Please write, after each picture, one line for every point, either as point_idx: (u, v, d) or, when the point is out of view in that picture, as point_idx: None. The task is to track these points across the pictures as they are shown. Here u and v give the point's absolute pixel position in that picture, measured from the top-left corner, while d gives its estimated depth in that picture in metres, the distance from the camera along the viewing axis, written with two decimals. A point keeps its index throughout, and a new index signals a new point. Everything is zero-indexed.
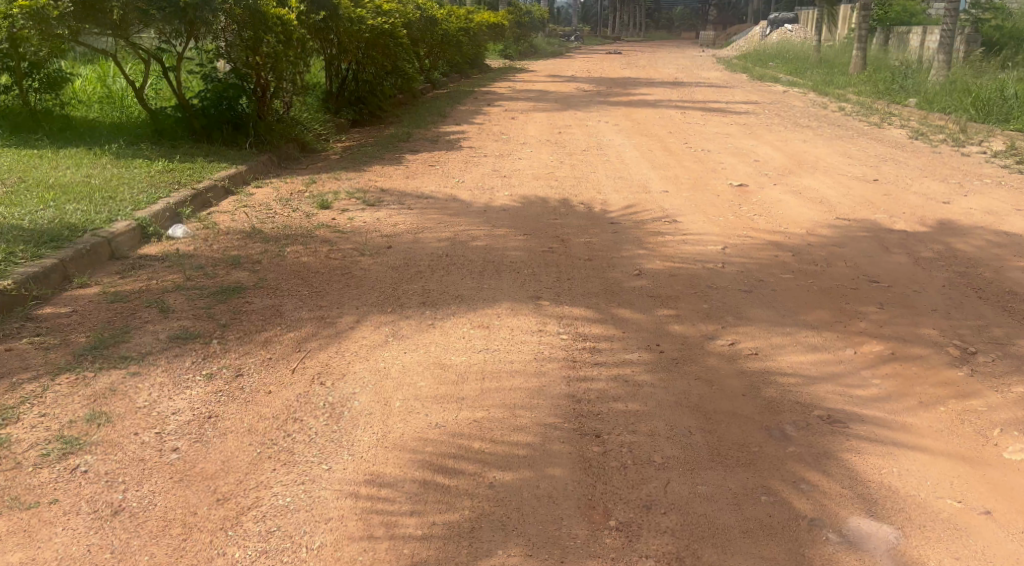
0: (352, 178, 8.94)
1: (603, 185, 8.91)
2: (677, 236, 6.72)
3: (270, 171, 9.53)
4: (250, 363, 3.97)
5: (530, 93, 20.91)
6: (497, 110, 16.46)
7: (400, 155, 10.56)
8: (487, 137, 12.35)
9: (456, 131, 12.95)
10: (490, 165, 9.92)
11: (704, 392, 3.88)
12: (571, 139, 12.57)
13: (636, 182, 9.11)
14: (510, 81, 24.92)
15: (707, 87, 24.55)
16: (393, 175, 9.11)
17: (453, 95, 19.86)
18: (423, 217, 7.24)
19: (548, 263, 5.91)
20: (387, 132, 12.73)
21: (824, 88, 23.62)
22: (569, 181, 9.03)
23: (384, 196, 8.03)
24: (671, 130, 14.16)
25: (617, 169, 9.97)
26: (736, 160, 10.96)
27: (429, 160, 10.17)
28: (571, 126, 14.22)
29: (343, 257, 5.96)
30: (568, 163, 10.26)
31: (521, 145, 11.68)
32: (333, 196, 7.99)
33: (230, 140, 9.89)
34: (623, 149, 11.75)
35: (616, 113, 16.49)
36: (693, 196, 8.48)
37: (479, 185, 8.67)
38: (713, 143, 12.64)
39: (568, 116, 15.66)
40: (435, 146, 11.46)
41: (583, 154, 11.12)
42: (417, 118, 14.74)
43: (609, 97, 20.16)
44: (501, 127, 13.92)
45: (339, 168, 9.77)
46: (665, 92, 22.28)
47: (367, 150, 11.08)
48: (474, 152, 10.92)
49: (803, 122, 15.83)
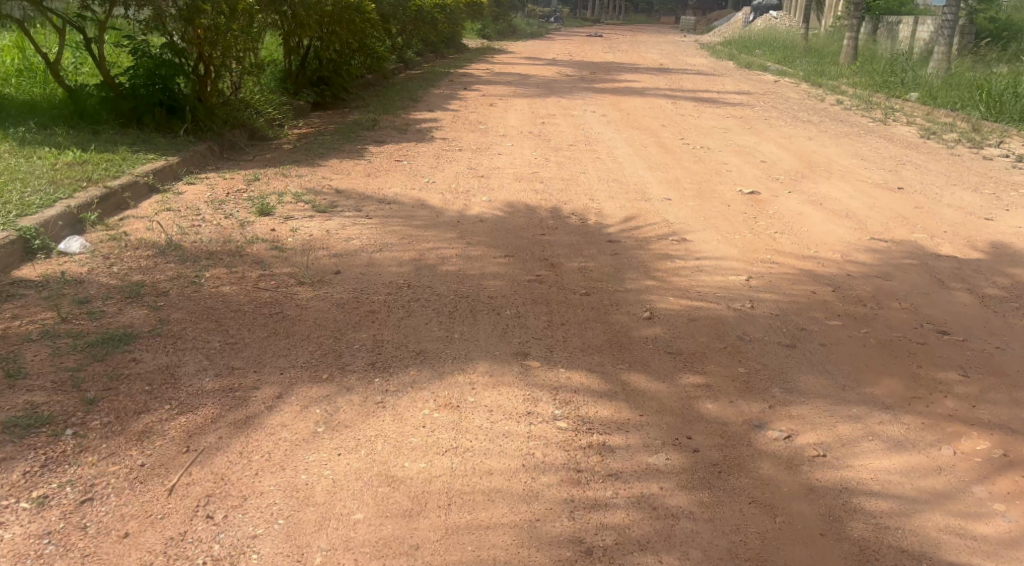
0: (304, 175, 7.69)
1: (596, 190, 7.72)
2: (690, 263, 5.56)
3: (209, 165, 8.25)
4: (104, 487, 2.77)
5: (509, 77, 19.64)
6: (475, 95, 15.18)
7: (363, 147, 9.29)
8: (462, 127, 11.09)
9: (427, 119, 11.67)
10: (464, 161, 8.69)
11: (766, 530, 2.72)
12: (555, 131, 11.35)
13: (632, 186, 7.93)
14: (487, 63, 23.65)
15: (695, 74, 23.44)
16: (352, 173, 7.86)
17: (427, 78, 18.52)
18: (383, 231, 6.02)
19: (534, 301, 4.72)
20: (351, 119, 11.43)
21: (817, 79, 22.54)
22: (556, 184, 7.83)
23: (338, 201, 6.78)
24: (664, 122, 12.98)
25: (609, 170, 8.77)
26: (740, 161, 9.80)
27: (396, 154, 8.90)
28: (555, 116, 12.98)
29: (276, 287, 4.74)
30: (554, 161, 9.05)
31: (499, 137, 10.44)
32: (276, 199, 6.74)
33: (163, 125, 8.66)
34: (614, 144, 10.56)
35: (602, 102, 15.28)
36: (700, 206, 7.31)
37: (451, 188, 7.45)
38: (712, 139, 11.47)
39: (551, 103, 14.44)
40: (403, 136, 10.18)
41: (570, 150, 9.91)
42: (385, 101, 13.53)
43: (594, 83, 18.96)
44: (478, 114, 12.65)
45: (289, 161, 8.51)
46: (651, 79, 21.11)
47: (324, 140, 9.84)
48: (447, 145, 9.67)
49: (804, 116, 14.70)
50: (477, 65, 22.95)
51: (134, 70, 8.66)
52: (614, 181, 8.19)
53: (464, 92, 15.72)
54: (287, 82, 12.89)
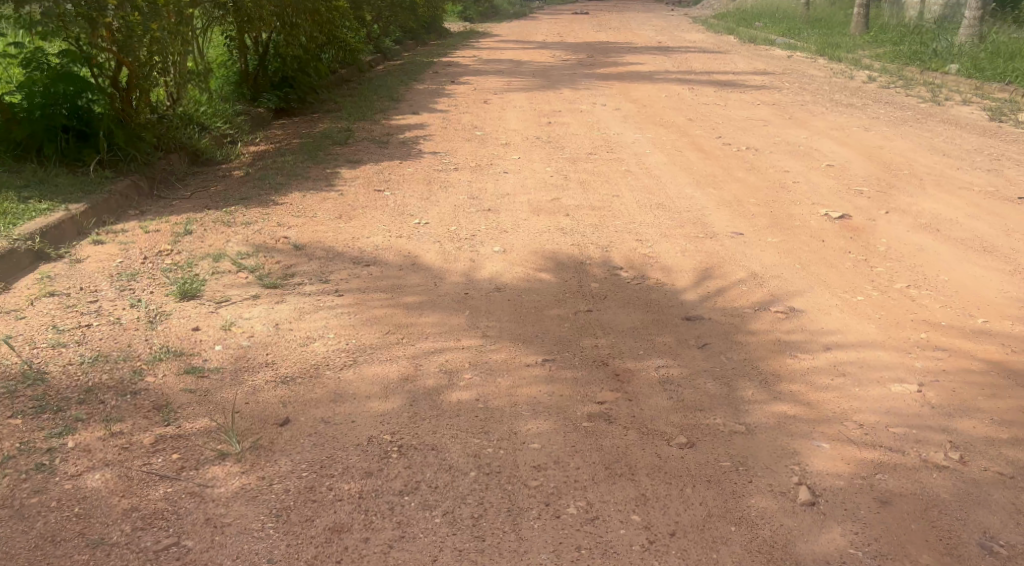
0: (253, 222, 5.79)
1: (640, 226, 5.85)
2: (820, 361, 3.70)
3: (131, 211, 6.36)
4: None
5: (499, 65, 17.64)
6: (464, 90, 13.21)
7: (334, 172, 7.38)
8: (453, 137, 9.17)
9: (411, 126, 9.76)
10: (463, 190, 6.80)
11: None
12: (565, 136, 9.43)
13: (685, 217, 6.06)
14: (474, 49, 21.67)
15: (699, 52, 21.47)
16: (316, 217, 5.96)
17: (406, 70, 16.51)
18: (358, 320, 4.14)
19: (609, 469, 2.86)
20: (319, 131, 9.49)
21: (834, 52, 20.60)
22: (586, 221, 5.96)
23: (294, 268, 4.90)
24: (688, 114, 11.08)
25: (646, 191, 6.89)
26: (801, 166, 7.93)
27: (374, 182, 7.00)
28: (560, 113, 11.05)
29: (180, 466, 2.86)
30: (575, 183, 7.18)
31: (501, 149, 8.53)
32: (209, 269, 4.86)
33: (70, 156, 6.67)
34: (640, 149, 8.67)
35: (610, 91, 13.34)
36: (785, 245, 5.44)
37: (450, 235, 5.57)
38: (753, 135, 9.60)
39: (553, 96, 12.52)
40: (383, 152, 8.27)
41: (589, 163, 8.02)
42: (361, 104, 11.60)
43: (594, 68, 17.02)
44: (470, 116, 10.71)
45: (237, 196, 6.60)
46: (656, 60, 19.16)
47: (285, 161, 7.93)
48: (439, 164, 7.77)
49: (842, 99, 12.80)
50: (462, 51, 20.95)
51: (28, 88, 6.67)
52: (658, 209, 6.32)
53: (450, 87, 13.75)
54: (243, 86, 10.92)
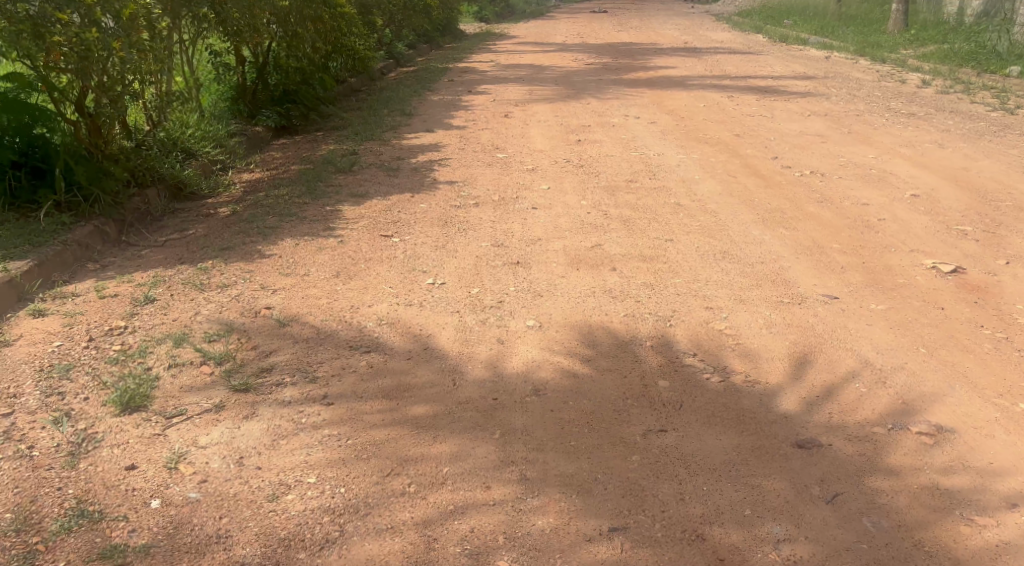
0: (230, 285, 4.72)
1: (705, 286, 4.73)
2: (1010, 530, 2.68)
3: (91, 264, 5.30)
4: None
5: (518, 71, 16.54)
6: (482, 102, 12.12)
7: (334, 211, 6.32)
8: (472, 162, 8.10)
9: (424, 149, 8.69)
10: (485, 235, 5.72)
11: None
12: (599, 157, 8.33)
13: (759, 273, 4.94)
14: (492, 53, 20.59)
15: (730, 54, 20.28)
16: (308, 277, 4.89)
17: (419, 78, 15.44)
18: (348, 452, 3.04)
19: None
20: (322, 155, 8.45)
21: (874, 52, 19.34)
22: (638, 278, 4.86)
23: (271, 358, 3.82)
24: (733, 128, 9.93)
25: (704, 233, 5.78)
26: (881, 196, 6.78)
27: (380, 226, 5.92)
28: (590, 128, 9.94)
29: None
30: (618, 222, 6.07)
31: (527, 177, 7.44)
32: (165, 360, 3.78)
33: (22, 198, 5.66)
34: (687, 175, 7.55)
35: (642, 100, 12.21)
36: (895, 314, 4.32)
37: (471, 303, 4.49)
38: (813, 154, 8.46)
39: (581, 107, 11.43)
40: (393, 183, 7.21)
41: (631, 194, 6.92)
42: (370, 120, 10.57)
43: (621, 73, 15.90)
44: (491, 133, 9.63)
45: (218, 244, 5.55)
46: (685, 63, 18.00)
47: (280, 193, 6.89)
48: (457, 199, 6.69)
49: (900, 107, 11.61)
50: (479, 55, 19.84)
51: None
52: (724, 259, 5.20)
53: (467, 98, 12.67)
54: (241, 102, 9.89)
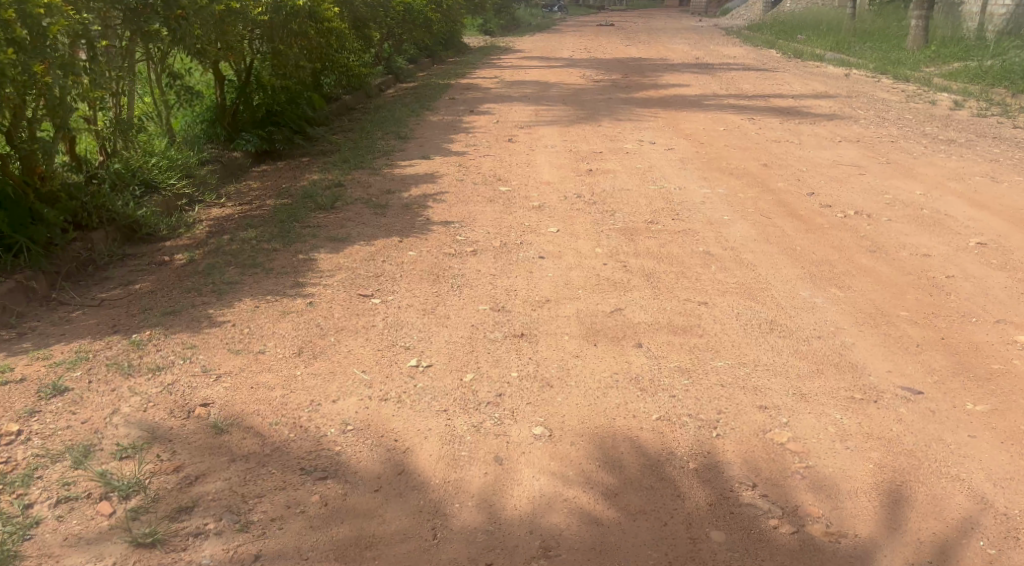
0: (163, 369, 3.81)
1: (753, 373, 3.81)
2: None
3: (5, 331, 4.41)
4: None
5: (523, 88, 15.64)
6: (484, 123, 11.23)
7: (308, 260, 5.42)
8: (471, 196, 7.20)
9: (418, 180, 7.80)
10: (483, 294, 4.81)
11: None
12: (613, 191, 7.42)
13: (817, 354, 4.02)
14: (496, 68, 19.76)
15: (744, 71, 19.40)
16: (263, 357, 3.99)
17: (417, 95, 14.57)
18: None
19: None
20: (303, 187, 7.56)
21: (897, 70, 18.41)
22: (670, 360, 3.94)
23: (197, 489, 2.92)
24: (759, 156, 9.03)
25: (742, 294, 4.86)
26: (941, 243, 5.87)
27: (359, 282, 5.01)
28: (601, 156, 9.04)
29: None
30: (639, 277, 5.16)
31: (533, 216, 6.53)
32: (52, 495, 2.87)
33: None
34: (714, 215, 6.64)
35: (656, 123, 11.31)
36: (1000, 419, 3.40)
37: (461, 397, 3.57)
38: (853, 189, 7.55)
39: (591, 131, 10.54)
40: (379, 223, 6.31)
41: (652, 238, 6.01)
42: (361, 144, 9.68)
43: (631, 92, 15.03)
44: (493, 161, 8.74)
45: (162, 306, 4.65)
46: (698, 80, 17.13)
47: (248, 235, 5.99)
48: (452, 244, 5.79)
49: (937, 133, 10.69)
50: (482, 71, 18.97)
51: None
52: (772, 332, 4.28)
53: (468, 119, 11.79)
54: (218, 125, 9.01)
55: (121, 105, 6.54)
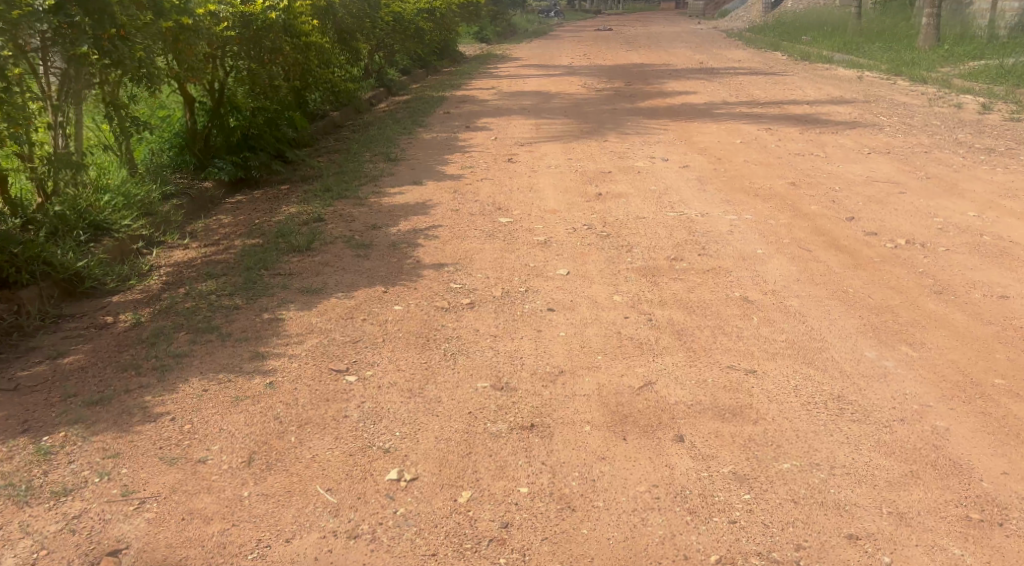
0: (69, 492, 2.98)
1: (831, 481, 2.96)
2: None
3: None
4: None
5: (522, 100, 14.84)
6: (482, 141, 10.42)
7: (273, 320, 4.58)
8: (467, 229, 6.36)
9: (408, 211, 6.97)
10: (482, 363, 3.96)
11: None
12: (628, 219, 6.59)
13: (908, 447, 3.16)
14: (494, 78, 18.97)
15: (752, 75, 18.58)
16: (204, 467, 3.15)
17: (410, 110, 13.76)
18: None
19: None
20: (278, 223, 6.72)
21: (912, 72, 17.59)
22: (722, 460, 3.10)
23: None
24: (784, 174, 8.20)
25: (796, 358, 4.01)
26: (1017, 279, 5.02)
27: (332, 351, 4.16)
28: (610, 178, 8.21)
29: None
30: (669, 334, 4.32)
31: (539, 255, 5.69)
32: None
33: None
34: (745, 249, 5.80)
35: (667, 137, 10.48)
36: None
37: (455, 533, 2.75)
38: (898, 212, 6.71)
39: (597, 148, 9.73)
40: (360, 267, 5.47)
41: (678, 280, 5.17)
42: (347, 169, 8.86)
43: (636, 101, 14.22)
44: (491, 185, 7.92)
45: (90, 390, 3.82)
46: (705, 87, 16.32)
47: (208, 287, 5.16)
48: (445, 293, 4.94)
49: (973, 141, 9.84)
50: (478, 81, 18.17)
51: None
52: (844, 413, 3.44)
53: (463, 136, 10.96)
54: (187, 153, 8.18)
55: (61, 138, 5.74)
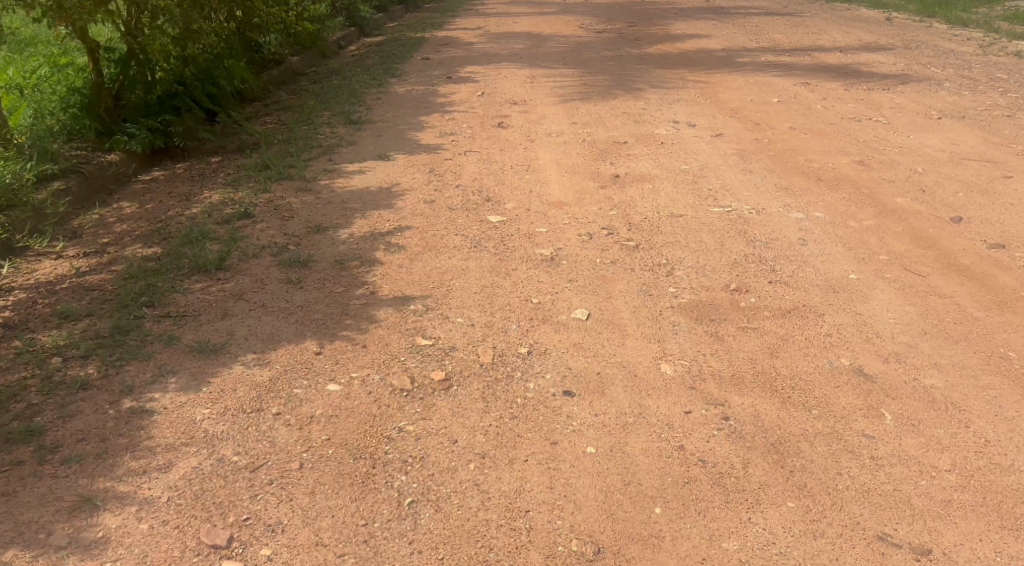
0: None
1: None
2: None
3: None
4: None
5: (512, 43, 12.96)
6: (467, 98, 8.65)
7: (134, 416, 2.89)
8: (446, 237, 4.69)
9: (369, 205, 5.28)
10: (464, 529, 2.41)
11: None
12: (661, 222, 4.94)
13: None
14: (481, 15, 16.93)
15: (768, 16, 16.67)
16: None
17: (383, 53, 11.86)
18: None
19: None
20: (190, 220, 5.00)
21: (948, 13, 15.84)
22: None
23: None
24: (847, 149, 6.54)
25: (994, 518, 2.47)
26: None
27: (213, 493, 2.54)
28: (627, 154, 6.52)
29: None
30: (764, 458, 2.69)
31: (545, 284, 4.04)
32: None
33: None
34: (831, 272, 4.17)
35: (688, 96, 8.75)
36: None
37: None
38: (1017, 208, 5.08)
39: (607, 111, 8.02)
40: (289, 304, 3.80)
41: (748, 334, 3.54)
42: (296, 136, 7.11)
43: (644, 46, 12.38)
44: (478, 164, 6.23)
45: None
46: (719, 29, 14.46)
47: (57, 337, 3.46)
48: (409, 358, 3.29)
49: None
50: (462, 19, 16.17)
51: None
52: None
53: (444, 89, 9.17)
54: (86, 114, 6.34)
55: None
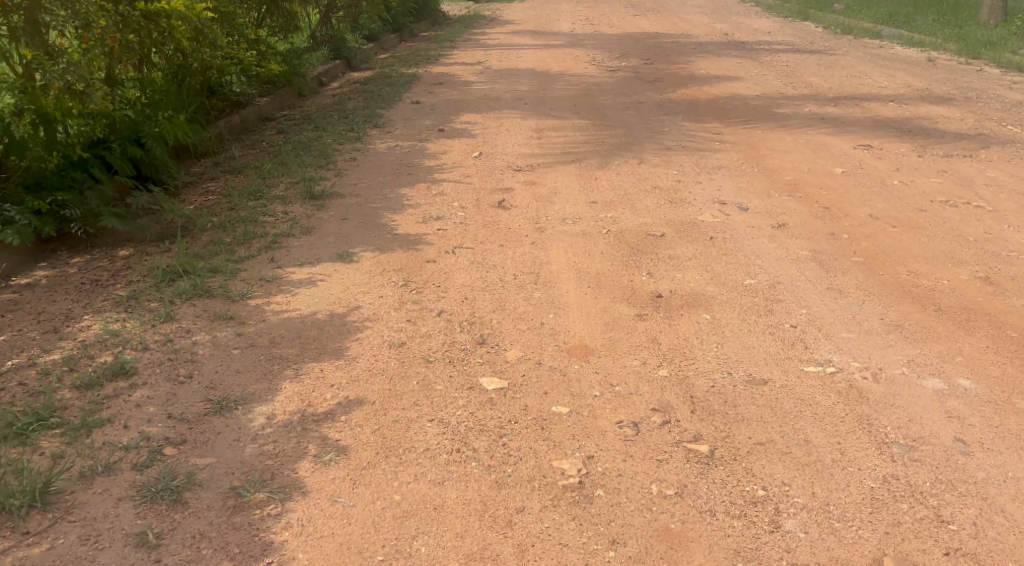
0: None
1: None
2: None
3: None
4: None
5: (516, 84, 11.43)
6: (460, 160, 7.08)
7: None
8: (415, 425, 3.07)
9: (309, 349, 3.67)
10: None
11: None
12: (737, 394, 3.32)
13: None
14: (483, 46, 15.40)
15: (797, 53, 15.13)
16: None
17: (368, 95, 10.31)
18: None
19: None
20: (40, 377, 3.41)
21: (997, 55, 14.31)
22: None
23: None
24: (959, 255, 4.94)
25: None
26: None
27: None
28: (669, 254, 4.93)
29: None
30: None
31: (572, 554, 2.49)
32: None
33: None
34: None
35: (729, 162, 7.18)
36: None
37: None
38: None
39: (634, 183, 6.44)
40: None
41: None
42: (235, 216, 5.51)
43: (665, 90, 10.84)
44: (470, 271, 4.64)
45: None
46: (747, 69, 12.91)
47: None
48: None
49: None
50: (461, 52, 14.62)
51: None
52: None
53: (434, 147, 7.59)
54: None
55: None
